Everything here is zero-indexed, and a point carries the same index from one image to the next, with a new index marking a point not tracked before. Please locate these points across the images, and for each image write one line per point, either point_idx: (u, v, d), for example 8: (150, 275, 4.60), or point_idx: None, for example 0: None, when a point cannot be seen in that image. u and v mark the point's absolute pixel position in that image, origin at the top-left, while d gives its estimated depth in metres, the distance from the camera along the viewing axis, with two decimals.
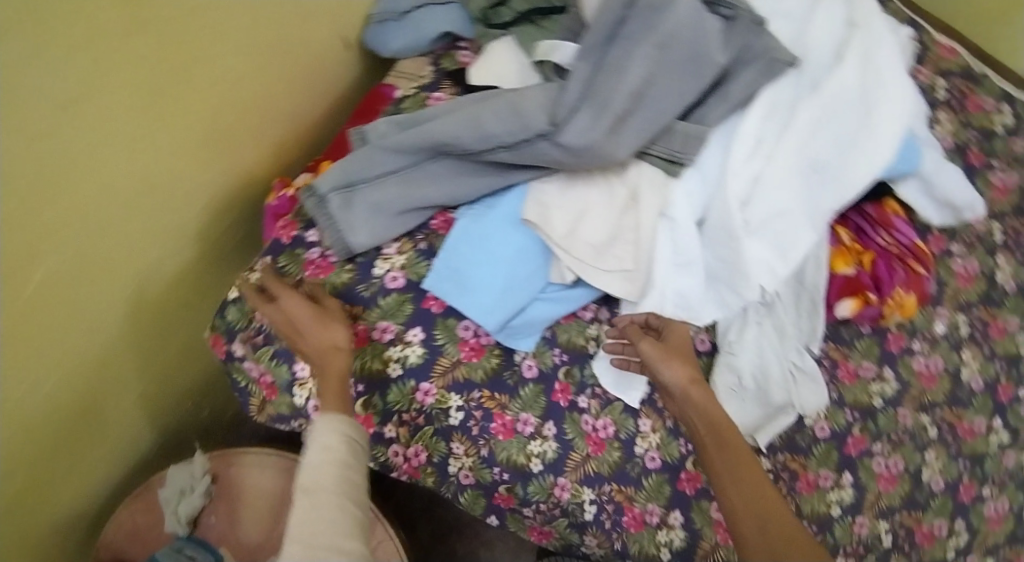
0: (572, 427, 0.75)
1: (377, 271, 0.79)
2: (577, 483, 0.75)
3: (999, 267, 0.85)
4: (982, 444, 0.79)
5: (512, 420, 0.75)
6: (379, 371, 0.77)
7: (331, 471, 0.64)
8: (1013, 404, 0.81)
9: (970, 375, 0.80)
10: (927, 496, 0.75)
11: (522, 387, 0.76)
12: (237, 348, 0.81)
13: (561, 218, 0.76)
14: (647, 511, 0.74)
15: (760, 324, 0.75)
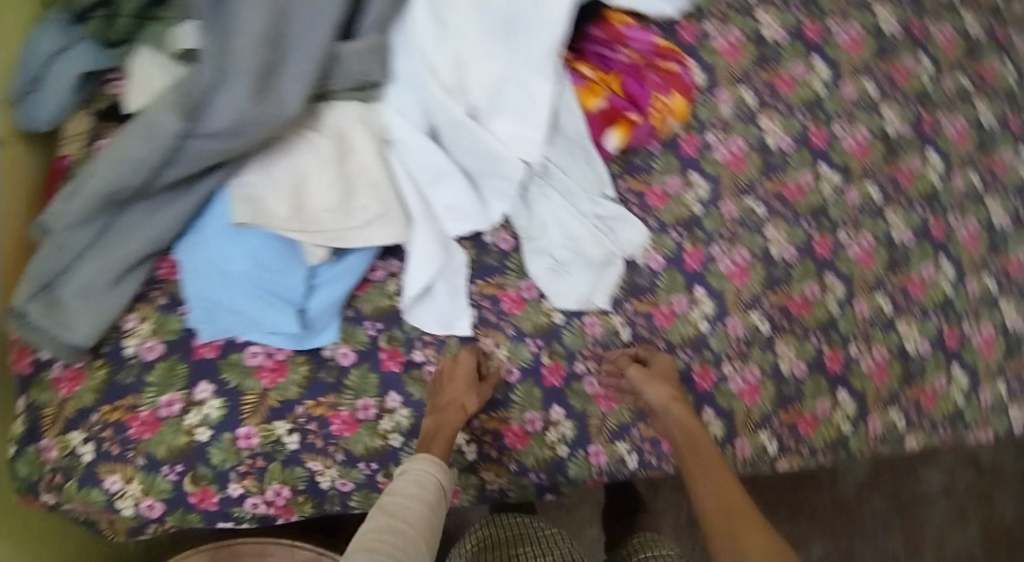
0: (527, 396, 0.96)
1: (328, 350, 0.93)
2: (537, 416, 0.95)
3: (768, 131, 1.01)
4: (817, 308, 1.02)
5: (519, 427, 0.95)
6: (382, 446, 0.94)
7: (416, 507, 0.83)
8: (833, 252, 1.03)
9: (815, 242, 1.02)
10: (785, 273, 1.02)
11: (512, 394, 0.95)
12: (234, 487, 0.92)
13: (274, 199, 0.86)
14: (527, 421, 0.95)
15: (546, 195, 0.95)
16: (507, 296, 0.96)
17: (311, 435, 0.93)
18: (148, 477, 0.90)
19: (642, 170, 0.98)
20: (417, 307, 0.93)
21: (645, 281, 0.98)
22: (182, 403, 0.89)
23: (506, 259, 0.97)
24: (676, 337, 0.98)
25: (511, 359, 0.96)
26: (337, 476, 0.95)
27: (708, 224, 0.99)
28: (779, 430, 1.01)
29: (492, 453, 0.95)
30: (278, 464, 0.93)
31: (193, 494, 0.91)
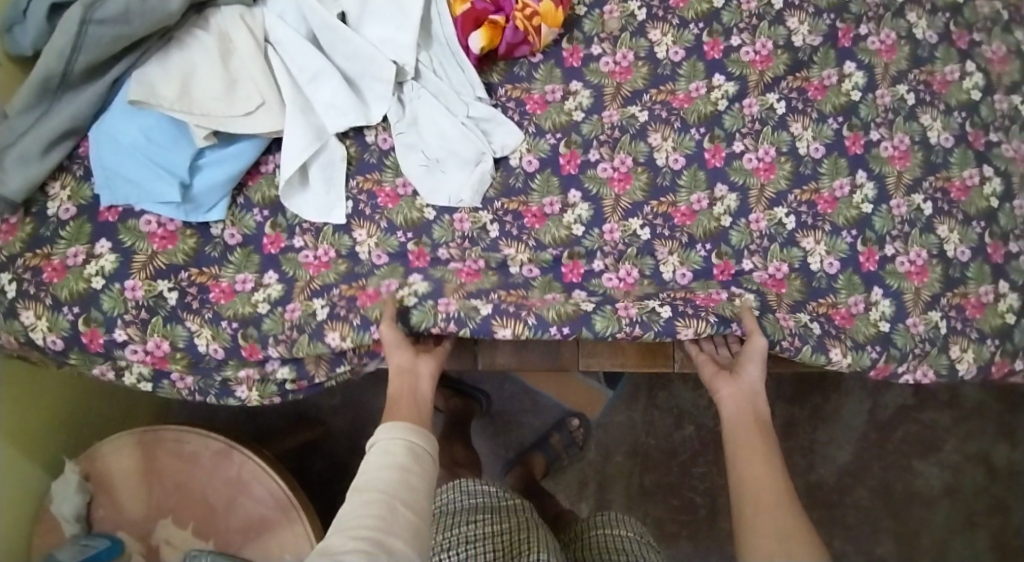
0: (389, 268, 0.97)
1: (215, 229, 0.98)
2: (400, 279, 0.95)
3: (658, 42, 1.02)
4: (705, 217, 0.98)
5: (374, 288, 0.95)
6: (250, 311, 0.96)
7: (393, 469, 0.79)
8: (727, 161, 0.99)
9: (706, 152, 0.99)
10: (674, 186, 0.99)
11: (375, 270, 0.97)
12: (120, 334, 0.93)
13: (166, 83, 0.94)
14: (383, 285, 0.95)
15: (420, 96, 1.00)
16: (382, 192, 1.00)
17: (190, 297, 0.95)
18: (52, 316, 0.92)
19: (522, 80, 1.02)
20: (293, 195, 0.98)
21: (518, 182, 0.99)
22: (84, 255, 0.94)
23: (386, 157, 1.01)
24: (547, 238, 0.97)
25: (379, 245, 0.98)
26: (211, 338, 0.95)
27: (585, 129, 1.00)
28: (666, 307, 0.91)
29: (342, 311, 0.94)
30: (160, 318, 0.94)
31: (84, 334, 0.93)
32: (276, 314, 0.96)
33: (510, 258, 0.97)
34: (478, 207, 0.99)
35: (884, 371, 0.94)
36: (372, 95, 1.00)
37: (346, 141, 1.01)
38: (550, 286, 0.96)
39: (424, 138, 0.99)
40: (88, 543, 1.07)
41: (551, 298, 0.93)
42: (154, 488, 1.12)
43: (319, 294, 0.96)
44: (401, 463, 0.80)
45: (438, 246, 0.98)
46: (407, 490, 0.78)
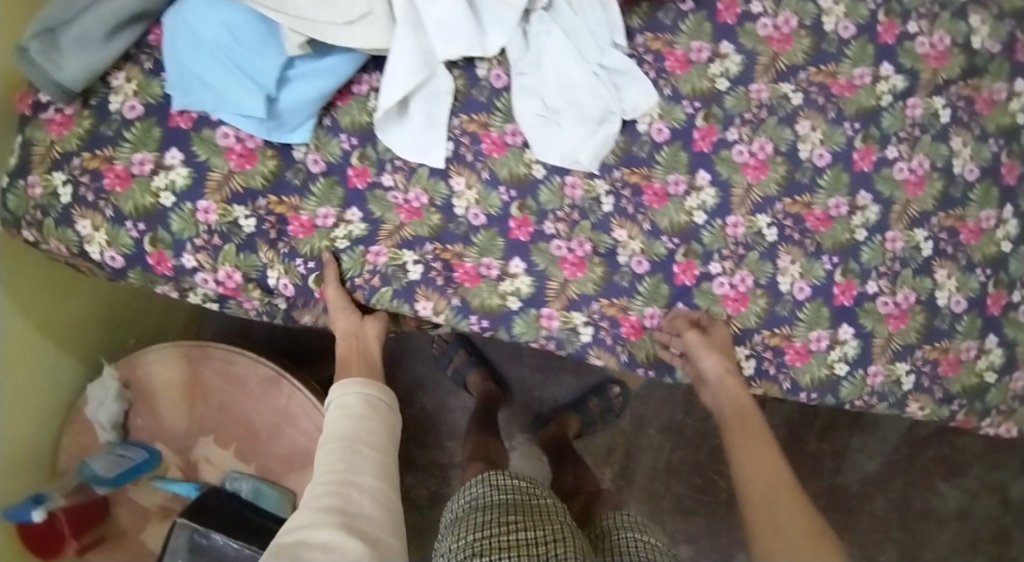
0: (486, 239, 0.87)
1: (297, 153, 0.87)
2: (501, 260, 0.87)
3: (828, 11, 0.88)
4: (840, 227, 0.88)
5: (473, 266, 0.87)
6: (327, 249, 0.86)
7: (348, 424, 0.83)
8: (876, 169, 0.88)
9: (855, 153, 0.88)
10: (816, 187, 0.88)
11: (474, 235, 0.87)
12: (188, 260, 0.85)
13: None
14: (482, 264, 0.87)
15: (550, 34, 0.85)
16: (488, 137, 0.88)
17: (269, 226, 0.86)
18: (113, 229, 0.84)
19: (666, 30, 0.88)
20: (392, 129, 0.86)
21: (642, 151, 0.88)
22: (152, 164, 0.85)
23: (496, 97, 0.88)
24: (664, 222, 0.88)
25: (479, 203, 0.87)
26: (280, 273, 0.86)
27: (728, 103, 0.88)
28: (757, 349, 0.88)
29: (438, 281, 0.86)
30: (233, 247, 0.85)
31: (150, 255, 0.85)
32: (356, 254, 0.86)
33: (620, 244, 0.88)
34: (595, 177, 0.88)
35: (962, 423, 0.92)
36: (495, 22, 0.84)
37: (454, 72, 0.88)
38: (658, 290, 0.87)
39: (545, 84, 0.86)
40: (121, 452, 1.06)
41: (649, 317, 0.88)
42: (194, 405, 1.11)
43: (409, 246, 0.86)
44: (361, 413, 0.84)
45: (545, 214, 0.87)
46: (366, 438, 0.82)
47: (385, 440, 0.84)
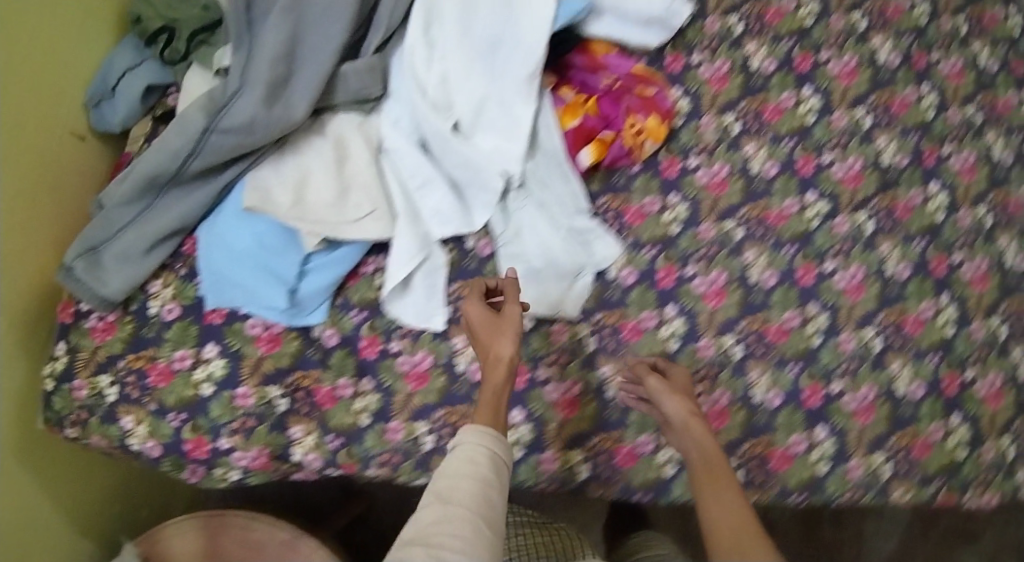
0: (642, 294, 1.05)
1: (472, 242, 1.08)
2: (658, 307, 1.05)
3: (879, 48, 1.12)
4: (919, 214, 1.05)
5: (636, 322, 1.05)
6: None
7: (466, 482, 0.72)
8: (941, 163, 1.06)
9: (922, 153, 1.07)
10: (898, 178, 1.06)
11: (628, 294, 1.06)
12: (396, 343, 1.06)
13: (438, 110, 1.04)
14: (642, 318, 1.05)
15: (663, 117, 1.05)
16: (629, 210, 1.08)
17: (462, 309, 1.06)
18: (339, 315, 1.07)
19: (758, 90, 1.11)
20: (539, 212, 1.07)
21: (760, 187, 1.08)
22: (376, 266, 1.09)
23: (632, 180, 1.09)
24: (787, 235, 1.06)
25: (629, 263, 1.06)
26: (475, 356, 1.05)
27: (817, 133, 1.09)
28: (881, 329, 1.01)
29: (610, 346, 1.04)
30: (429, 334, 1.06)
31: (365, 338, 1.06)
32: (542, 334, 1.06)
33: (749, 264, 1.05)
34: (727, 219, 1.07)
35: None
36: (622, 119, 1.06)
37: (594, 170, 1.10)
38: (788, 296, 1.04)
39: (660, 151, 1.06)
40: None
41: (790, 320, 1.03)
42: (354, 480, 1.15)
43: (581, 318, 1.06)
44: (483, 473, 0.73)
45: (687, 260, 1.06)
46: (485, 513, 0.70)
47: (500, 529, 0.71)
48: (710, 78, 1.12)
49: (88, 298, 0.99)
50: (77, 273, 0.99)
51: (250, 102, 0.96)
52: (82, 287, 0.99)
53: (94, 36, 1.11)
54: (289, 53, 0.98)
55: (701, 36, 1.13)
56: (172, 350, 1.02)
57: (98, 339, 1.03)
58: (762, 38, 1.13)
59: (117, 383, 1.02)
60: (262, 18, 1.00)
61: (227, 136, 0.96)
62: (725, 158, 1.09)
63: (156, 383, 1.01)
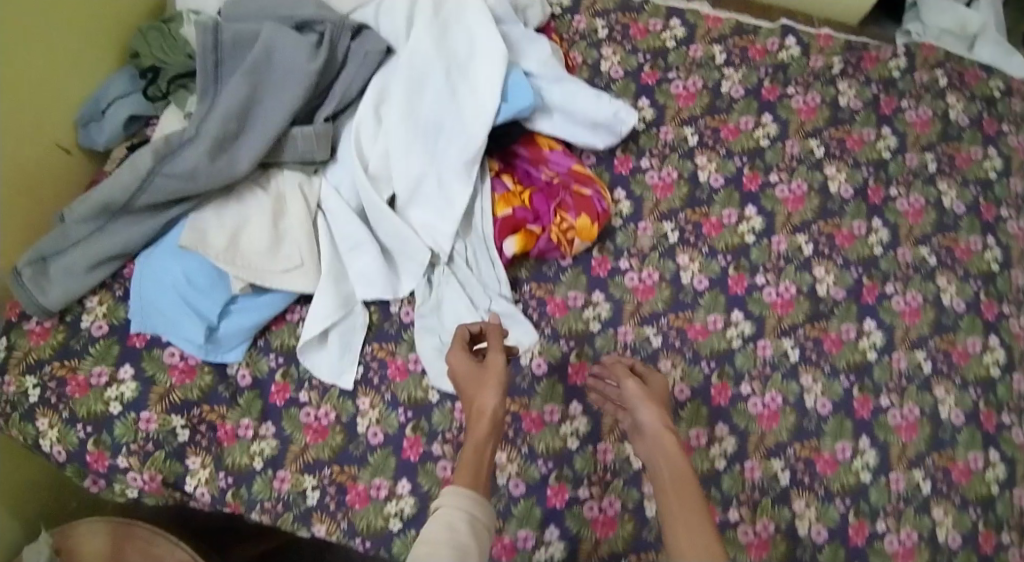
0: (549, 387, 1.04)
1: (394, 307, 1.10)
2: (563, 404, 1.03)
3: (832, 177, 1.13)
4: (849, 349, 1.04)
5: (538, 414, 1.02)
6: (422, 398, 1.06)
7: (445, 550, 0.66)
8: (881, 302, 1.07)
9: (862, 288, 1.07)
10: (831, 313, 1.06)
11: (537, 384, 1.04)
12: (303, 394, 1.06)
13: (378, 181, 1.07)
14: (545, 411, 1.03)
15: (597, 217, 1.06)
16: (553, 300, 1.08)
17: (371, 372, 1.07)
18: (256, 357, 1.08)
19: (701, 203, 1.13)
20: (461, 292, 1.06)
21: (687, 298, 1.08)
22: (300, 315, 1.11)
23: (563, 272, 1.10)
24: (705, 349, 1.05)
25: (542, 354, 1.05)
26: (375, 420, 1.05)
27: (754, 254, 1.10)
28: (792, 462, 0.99)
29: (509, 433, 1.01)
30: (336, 391, 1.06)
31: (276, 384, 1.07)
32: (445, 410, 1.05)
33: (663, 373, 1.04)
34: (648, 324, 1.07)
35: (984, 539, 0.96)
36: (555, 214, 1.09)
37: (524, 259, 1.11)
38: (699, 412, 1.02)
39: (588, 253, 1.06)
40: None
41: (695, 437, 1.00)
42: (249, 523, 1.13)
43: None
44: (463, 536, 0.68)
45: (600, 359, 1.05)
46: None
47: None
48: (655, 185, 1.15)
49: (28, 304, 1.03)
50: (23, 280, 1.03)
51: (196, 152, 1.01)
52: (24, 293, 1.03)
53: (93, 61, 1.15)
54: (242, 111, 1.03)
55: (652, 143, 1.17)
56: (92, 365, 1.04)
57: (32, 342, 1.05)
58: (714, 152, 1.16)
59: (40, 386, 1.03)
60: (228, 74, 1.06)
61: (171, 180, 1.01)
62: (655, 265, 1.10)
63: (73, 394, 1.02)
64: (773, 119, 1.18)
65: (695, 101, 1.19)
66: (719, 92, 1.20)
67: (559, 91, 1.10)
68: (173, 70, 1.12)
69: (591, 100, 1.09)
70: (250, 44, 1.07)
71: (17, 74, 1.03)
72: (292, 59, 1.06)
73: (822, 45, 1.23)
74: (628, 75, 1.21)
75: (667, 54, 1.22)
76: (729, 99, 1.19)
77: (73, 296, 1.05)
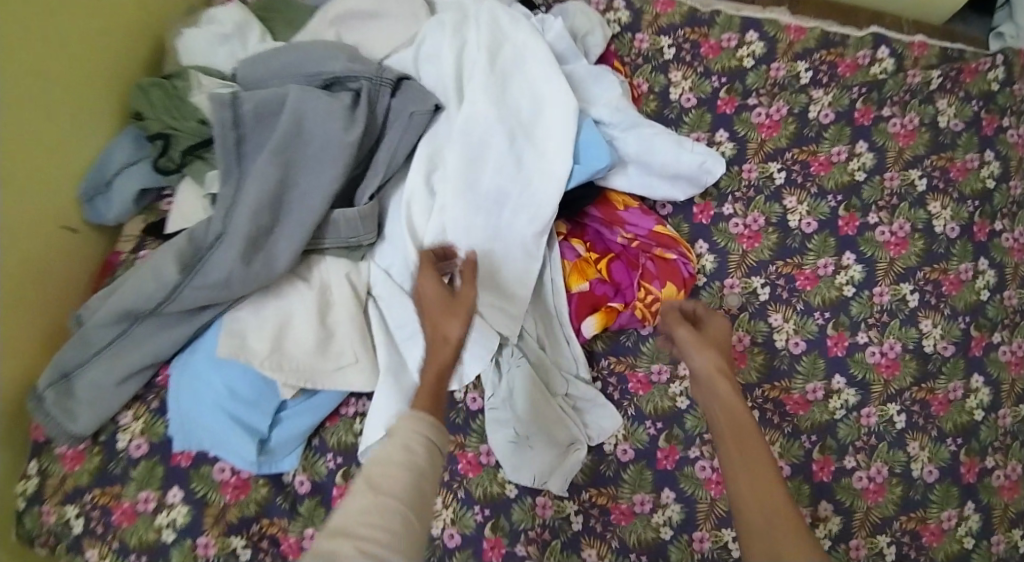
0: (636, 474, 0.99)
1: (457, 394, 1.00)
2: (653, 492, 0.98)
3: (937, 215, 1.06)
4: (956, 410, 1.01)
5: (628, 506, 0.97)
6: (499, 493, 0.97)
7: (401, 474, 0.63)
8: (988, 353, 1.03)
9: (971, 339, 1.03)
10: (937, 371, 1.02)
11: (623, 472, 0.99)
12: None
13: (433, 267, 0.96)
14: (634, 502, 0.98)
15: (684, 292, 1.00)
16: (635, 376, 1.01)
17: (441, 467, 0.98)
18: (312, 457, 0.97)
19: (794, 252, 1.04)
20: (534, 375, 0.97)
21: (783, 365, 1.01)
22: (355, 407, 0.99)
23: (643, 342, 1.03)
24: (805, 422, 1.00)
25: (627, 438, 0.99)
26: (451, 520, 0.96)
27: (854, 308, 1.03)
28: (898, 535, 0.98)
29: (597, 527, 0.97)
30: None
31: (338, 487, 0.96)
32: (525, 505, 0.97)
33: None
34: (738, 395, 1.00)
35: None
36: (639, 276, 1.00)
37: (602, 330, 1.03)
38: (802, 490, 0.98)
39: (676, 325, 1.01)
40: None
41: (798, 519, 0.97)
42: None
43: (569, 495, 0.98)
44: (420, 463, 0.65)
45: (691, 440, 0.99)
46: (420, 503, 0.63)
47: (428, 468, 0.66)
48: (740, 235, 1.05)
49: (54, 433, 0.90)
50: (46, 405, 0.90)
51: (228, 253, 0.88)
52: (48, 420, 0.90)
53: (88, 127, 0.98)
54: (275, 198, 0.90)
55: (736, 183, 1.07)
56: (137, 489, 0.92)
57: (67, 467, 0.92)
58: (804, 191, 1.06)
59: (83, 516, 0.91)
60: (253, 151, 0.93)
61: (202, 285, 0.88)
62: (746, 327, 1.02)
63: (121, 523, 0.90)
64: (868, 148, 1.08)
65: (780, 130, 1.09)
66: (806, 118, 1.09)
67: (632, 142, 1.00)
68: (186, 139, 0.98)
69: (670, 149, 1.00)
70: (274, 115, 0.94)
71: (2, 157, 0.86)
72: (325, 129, 0.92)
73: (918, 56, 1.13)
74: (703, 103, 1.10)
75: (745, 75, 1.11)
76: (818, 126, 1.09)
77: (104, 417, 0.92)
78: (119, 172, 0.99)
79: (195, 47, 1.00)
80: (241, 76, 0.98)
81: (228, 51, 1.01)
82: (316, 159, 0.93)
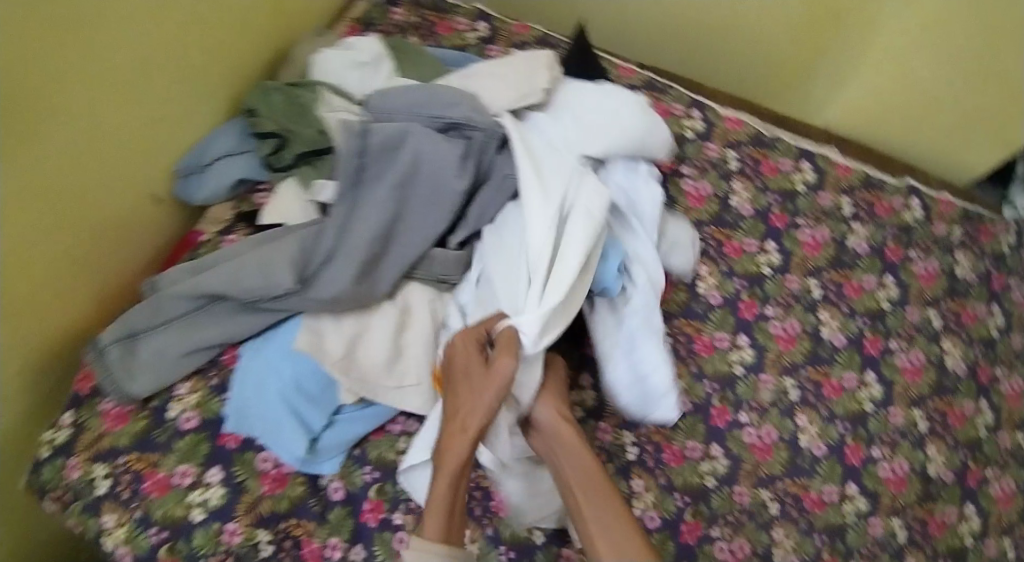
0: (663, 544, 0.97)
1: None
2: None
3: (948, 352, 1.17)
4: (950, 533, 1.09)
5: None
6: (525, 538, 0.95)
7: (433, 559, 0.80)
8: (981, 483, 1.12)
9: (967, 469, 1.12)
10: (940, 492, 1.10)
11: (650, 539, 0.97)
12: (398, 516, 0.92)
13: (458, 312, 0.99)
14: None
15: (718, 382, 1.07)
16: (670, 448, 1.03)
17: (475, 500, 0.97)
18: (351, 466, 0.94)
19: (824, 361, 1.11)
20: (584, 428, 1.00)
21: (806, 464, 1.06)
22: (401, 426, 0.98)
23: (682, 418, 1.05)
24: (820, 523, 1.03)
25: (655, 507, 0.99)
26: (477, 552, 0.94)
27: (872, 424, 1.09)
28: None
29: None
30: None
31: (368, 501, 0.93)
32: (550, 552, 0.95)
33: (776, 542, 1.01)
34: (760, 483, 1.04)
35: None
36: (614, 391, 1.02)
37: None
38: None
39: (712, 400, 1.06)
40: None
41: None
42: None
43: None
44: None
45: (714, 520, 1.00)
46: None
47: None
48: (779, 336, 1.11)
49: (111, 390, 0.89)
50: (108, 361, 0.88)
51: (342, 272, 0.91)
52: (106, 377, 0.88)
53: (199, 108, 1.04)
54: (385, 232, 0.94)
55: (780, 291, 1.13)
56: (176, 462, 0.88)
57: (109, 425, 0.90)
58: (837, 308, 1.14)
59: (112, 477, 0.87)
60: (371, 179, 0.95)
61: (302, 295, 0.91)
62: (775, 422, 1.07)
63: (150, 493, 0.87)
64: (895, 281, 1.18)
65: (821, 251, 1.17)
66: (845, 246, 1.18)
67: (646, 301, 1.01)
68: (301, 143, 1.01)
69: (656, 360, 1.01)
70: (397, 148, 0.96)
71: (120, 97, 0.91)
72: (438, 173, 0.96)
73: (943, 210, 1.25)
74: (758, 215, 1.17)
75: (796, 198, 1.19)
76: (853, 254, 1.18)
77: (162, 385, 0.90)
78: (222, 157, 1.03)
79: (332, 64, 1.08)
80: (371, 105, 1.03)
81: (359, 78, 1.08)
82: (432, 193, 0.96)
